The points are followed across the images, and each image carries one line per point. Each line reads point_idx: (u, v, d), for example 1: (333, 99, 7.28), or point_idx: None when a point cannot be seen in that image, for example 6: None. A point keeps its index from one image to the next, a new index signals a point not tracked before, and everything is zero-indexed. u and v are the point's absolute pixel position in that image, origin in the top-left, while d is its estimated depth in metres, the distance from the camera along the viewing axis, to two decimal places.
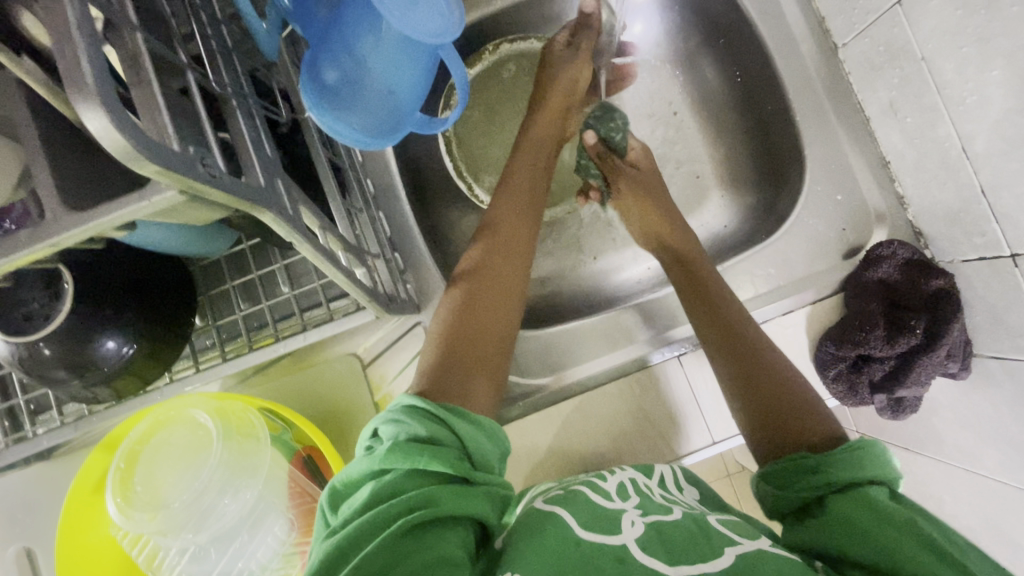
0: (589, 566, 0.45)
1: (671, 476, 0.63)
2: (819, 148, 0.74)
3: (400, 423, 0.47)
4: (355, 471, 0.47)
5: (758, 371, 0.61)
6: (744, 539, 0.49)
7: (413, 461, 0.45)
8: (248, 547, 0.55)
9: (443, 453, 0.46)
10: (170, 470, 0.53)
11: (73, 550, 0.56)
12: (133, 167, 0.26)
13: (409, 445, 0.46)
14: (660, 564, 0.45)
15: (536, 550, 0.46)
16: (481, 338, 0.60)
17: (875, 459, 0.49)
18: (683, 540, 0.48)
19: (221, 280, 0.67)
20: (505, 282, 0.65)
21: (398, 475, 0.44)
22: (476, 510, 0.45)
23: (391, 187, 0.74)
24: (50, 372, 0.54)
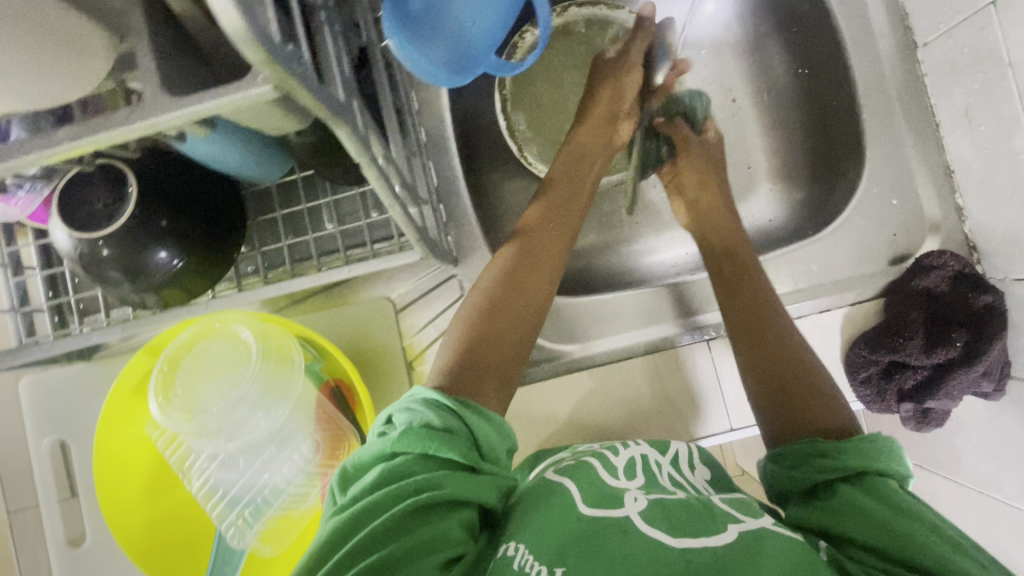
0: (592, 538, 0.45)
1: (686, 455, 0.64)
2: (881, 149, 0.72)
3: (415, 411, 0.49)
4: (366, 455, 0.48)
5: (786, 374, 0.59)
6: (747, 517, 0.49)
7: (423, 447, 0.46)
8: (275, 461, 0.57)
9: (454, 442, 0.47)
10: (209, 379, 0.55)
11: (110, 447, 0.59)
12: (242, 50, 0.26)
13: (423, 432, 0.47)
14: (664, 535, 0.46)
15: (541, 518, 0.48)
16: (499, 333, 0.59)
17: (887, 453, 0.49)
18: (685, 514, 0.49)
19: (270, 208, 0.68)
20: (542, 263, 0.64)
21: (408, 459, 0.46)
22: (479, 495, 0.47)
23: (443, 138, 0.74)
24: (105, 272, 0.56)
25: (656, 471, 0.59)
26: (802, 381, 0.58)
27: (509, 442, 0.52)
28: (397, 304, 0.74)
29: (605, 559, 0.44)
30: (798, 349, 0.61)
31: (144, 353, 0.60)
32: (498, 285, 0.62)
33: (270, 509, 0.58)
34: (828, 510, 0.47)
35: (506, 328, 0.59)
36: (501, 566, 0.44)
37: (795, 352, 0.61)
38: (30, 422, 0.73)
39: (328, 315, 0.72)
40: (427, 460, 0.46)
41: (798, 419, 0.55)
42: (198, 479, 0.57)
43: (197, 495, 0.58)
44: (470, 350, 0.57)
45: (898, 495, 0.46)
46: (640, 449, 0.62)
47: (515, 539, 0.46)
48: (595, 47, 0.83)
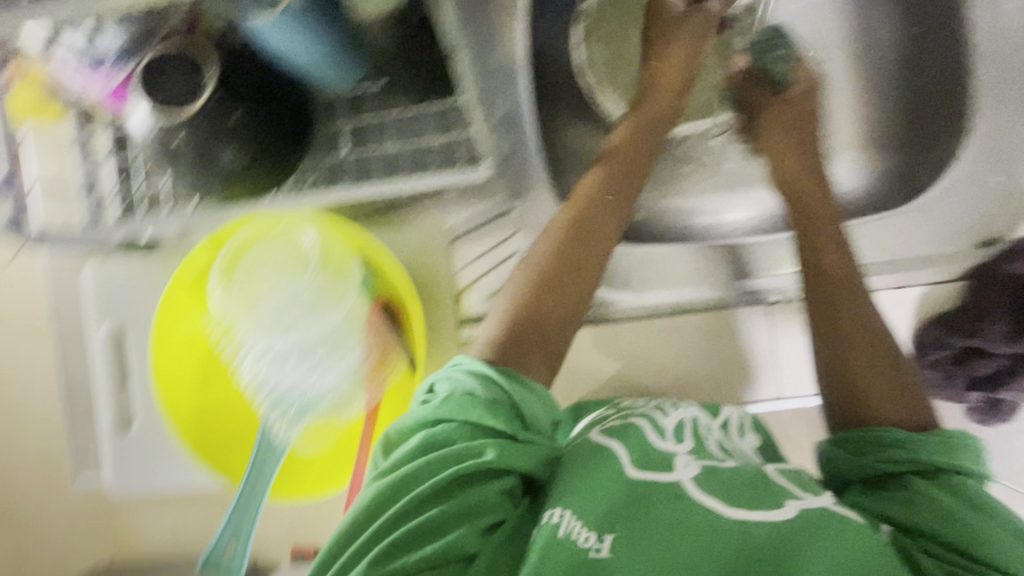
0: (642, 504, 0.45)
1: (736, 420, 0.62)
2: (989, 120, 0.65)
3: (456, 379, 0.48)
4: (409, 421, 0.48)
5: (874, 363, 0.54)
6: (805, 494, 0.48)
7: (465, 415, 0.46)
8: (323, 365, 0.58)
9: (496, 410, 0.46)
10: (270, 274, 0.57)
11: (165, 336, 0.60)
12: None
13: (465, 400, 0.47)
14: (721, 507, 0.45)
15: (588, 488, 0.45)
16: (546, 306, 0.57)
17: (967, 451, 0.47)
18: (738, 484, 0.48)
19: (335, 117, 0.67)
20: (599, 231, 0.61)
21: (450, 429, 0.45)
22: (522, 464, 0.45)
23: (514, 66, 0.71)
24: (179, 154, 0.58)
25: (705, 434, 0.56)
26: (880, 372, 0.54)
27: (554, 412, 0.51)
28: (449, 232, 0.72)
29: (655, 526, 0.44)
30: (879, 330, 0.57)
31: (207, 246, 0.60)
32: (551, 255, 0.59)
33: (313, 413, 0.59)
34: (899, 498, 0.46)
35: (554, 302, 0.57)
36: (548, 536, 0.43)
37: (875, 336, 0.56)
38: (91, 307, 0.76)
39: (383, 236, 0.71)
40: (470, 428, 0.45)
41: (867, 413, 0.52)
42: (247, 373, 0.58)
43: (245, 389, 0.59)
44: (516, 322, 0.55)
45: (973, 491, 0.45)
46: (688, 412, 0.59)
47: (559, 503, 0.45)
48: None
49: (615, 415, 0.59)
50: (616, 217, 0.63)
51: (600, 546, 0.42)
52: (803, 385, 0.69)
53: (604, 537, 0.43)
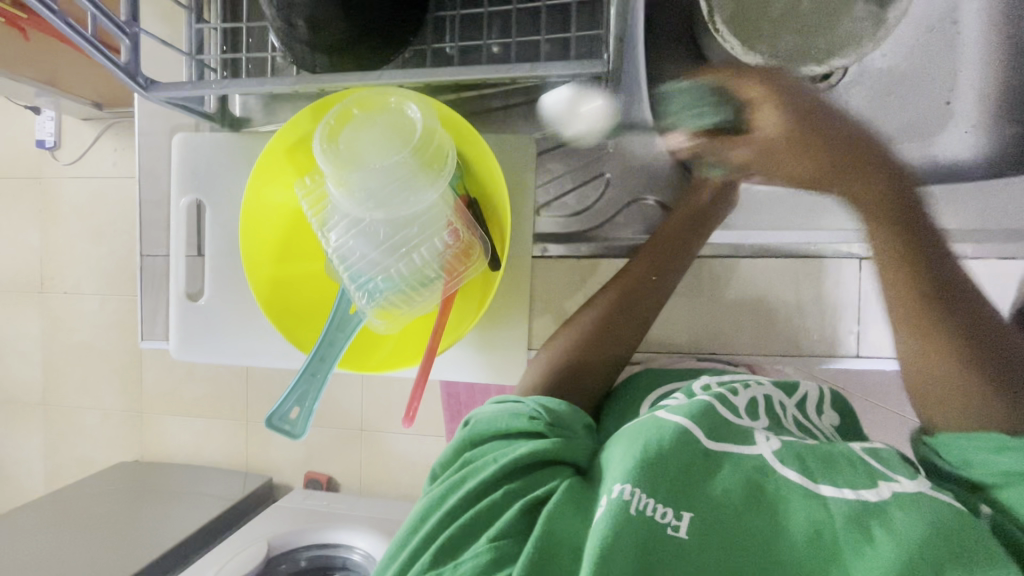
0: (713, 472, 0.45)
1: (812, 401, 0.61)
2: None
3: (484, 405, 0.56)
4: (449, 451, 0.54)
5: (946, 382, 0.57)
6: (900, 476, 0.46)
7: (498, 427, 0.52)
8: (413, 242, 0.57)
9: (522, 418, 0.52)
10: (372, 144, 0.56)
11: (258, 198, 0.61)
12: None
13: (496, 416, 0.53)
14: (795, 479, 0.45)
15: (648, 462, 0.44)
16: (593, 360, 0.65)
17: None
18: (819, 459, 0.47)
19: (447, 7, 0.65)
20: (647, 295, 0.67)
21: (491, 443, 0.52)
22: (563, 455, 0.49)
23: None
24: (294, 19, 0.56)
25: (780, 414, 0.57)
26: (999, 393, 0.54)
27: (585, 418, 0.55)
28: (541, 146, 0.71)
29: (726, 499, 0.43)
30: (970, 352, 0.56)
31: (309, 112, 0.60)
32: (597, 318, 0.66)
33: (391, 296, 0.58)
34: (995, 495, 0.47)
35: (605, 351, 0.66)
36: (618, 509, 0.41)
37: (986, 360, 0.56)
38: (176, 177, 0.77)
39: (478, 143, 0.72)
40: (510, 437, 0.51)
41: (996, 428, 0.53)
42: (335, 242, 0.58)
43: (331, 258, 0.59)
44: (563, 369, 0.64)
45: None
46: (762, 389, 0.58)
47: (627, 478, 0.43)
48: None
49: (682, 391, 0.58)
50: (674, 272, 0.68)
51: (678, 524, 0.41)
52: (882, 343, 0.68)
53: (682, 515, 0.42)
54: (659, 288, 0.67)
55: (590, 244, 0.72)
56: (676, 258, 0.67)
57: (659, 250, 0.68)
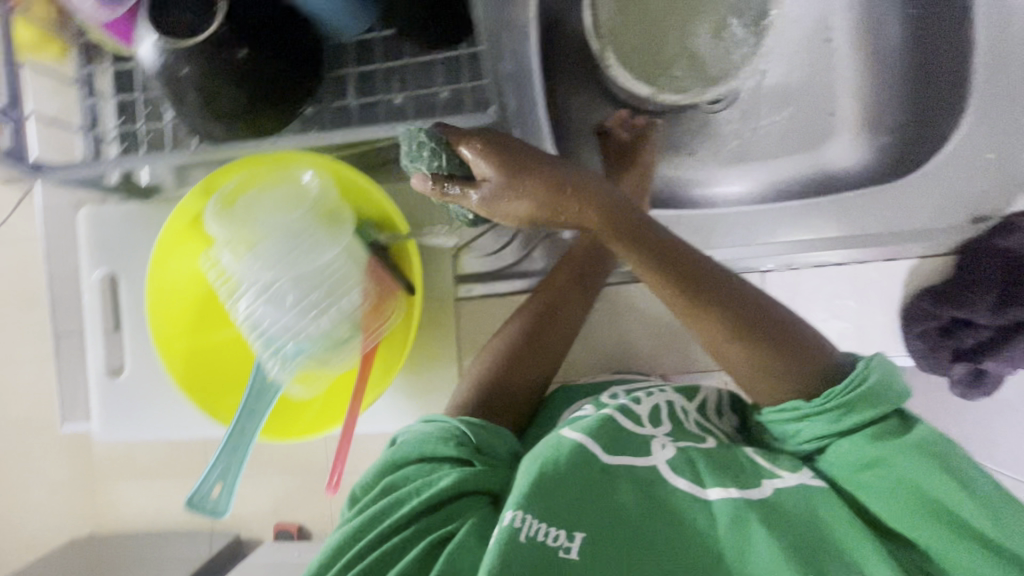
0: (611, 494, 0.46)
1: (713, 402, 0.63)
2: (986, 99, 0.67)
3: (410, 429, 0.54)
4: (370, 473, 0.52)
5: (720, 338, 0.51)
6: (783, 470, 0.50)
7: (421, 453, 0.51)
8: (319, 307, 0.56)
9: (447, 442, 0.51)
10: (270, 213, 0.57)
11: (162, 274, 0.61)
12: None
13: (421, 440, 0.52)
14: (687, 483, 0.48)
15: (552, 485, 0.45)
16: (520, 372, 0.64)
17: (864, 401, 0.48)
18: (720, 464, 0.50)
19: (343, 65, 0.67)
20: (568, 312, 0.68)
21: (415, 467, 0.50)
22: (482, 480, 0.48)
23: (524, 24, 0.71)
24: (183, 93, 0.56)
25: (682, 417, 0.57)
26: (751, 340, 0.51)
27: (510, 443, 0.55)
28: None
29: (621, 513, 0.45)
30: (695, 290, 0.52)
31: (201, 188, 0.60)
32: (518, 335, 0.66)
33: (305, 358, 0.58)
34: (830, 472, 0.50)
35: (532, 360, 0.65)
36: (509, 537, 0.42)
37: (711, 292, 0.52)
38: (85, 252, 0.75)
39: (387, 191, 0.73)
40: (433, 464, 0.50)
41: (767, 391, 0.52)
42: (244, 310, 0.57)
43: (240, 326, 0.58)
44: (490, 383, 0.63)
45: (875, 430, 0.48)
46: (665, 396, 0.59)
47: (520, 503, 0.43)
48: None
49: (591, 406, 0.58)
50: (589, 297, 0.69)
51: (570, 546, 0.43)
52: None
53: (575, 536, 0.43)
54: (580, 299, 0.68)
55: (511, 280, 0.73)
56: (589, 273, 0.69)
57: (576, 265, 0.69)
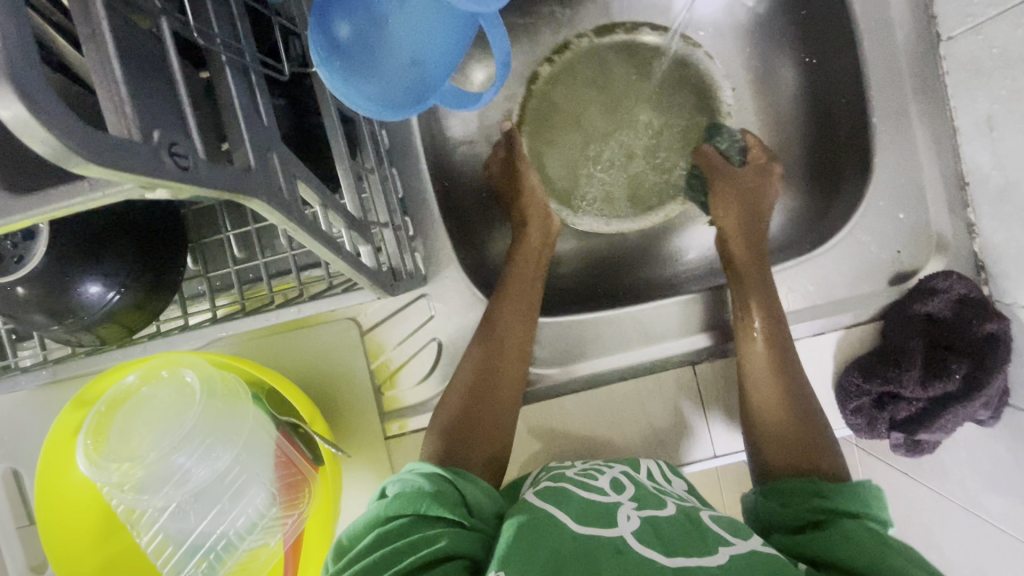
0: (586, 560, 0.39)
1: (658, 471, 0.55)
2: (892, 156, 0.65)
3: (405, 479, 0.48)
4: (361, 520, 0.46)
5: (784, 415, 0.57)
6: (736, 538, 0.43)
7: (416, 507, 0.45)
8: (229, 513, 0.53)
9: (444, 498, 0.46)
10: (150, 426, 0.51)
11: (50, 494, 0.55)
12: (75, 170, 0.20)
13: (416, 494, 0.46)
14: (656, 555, 0.40)
15: (528, 541, 0.40)
16: (481, 413, 0.58)
17: (877, 501, 0.47)
18: (679, 537, 0.42)
19: (216, 226, 0.62)
20: (512, 343, 0.62)
21: (410, 518, 0.44)
22: (461, 548, 0.42)
23: (408, 142, 0.67)
24: (26, 314, 0.50)
25: (641, 483, 0.51)
26: (800, 420, 0.57)
27: (495, 506, 0.49)
28: (362, 325, 0.67)
29: None
30: (793, 381, 0.59)
31: (72, 406, 0.55)
32: (478, 362, 0.61)
33: (225, 565, 0.54)
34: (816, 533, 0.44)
35: (493, 405, 0.59)
36: None
37: (795, 377, 0.59)
38: None
39: (286, 341, 0.67)
40: (424, 520, 0.44)
41: (804, 447, 0.55)
42: (147, 532, 0.53)
43: (147, 549, 0.53)
44: (450, 430, 0.57)
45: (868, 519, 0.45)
46: (617, 469, 0.54)
47: (502, 563, 0.39)
48: (614, 65, 0.78)
49: (546, 478, 0.53)
50: (514, 367, 0.62)
51: None
52: (737, 440, 0.65)
53: None
54: (522, 337, 0.63)
55: None
56: (528, 307, 0.64)
57: (516, 303, 0.64)
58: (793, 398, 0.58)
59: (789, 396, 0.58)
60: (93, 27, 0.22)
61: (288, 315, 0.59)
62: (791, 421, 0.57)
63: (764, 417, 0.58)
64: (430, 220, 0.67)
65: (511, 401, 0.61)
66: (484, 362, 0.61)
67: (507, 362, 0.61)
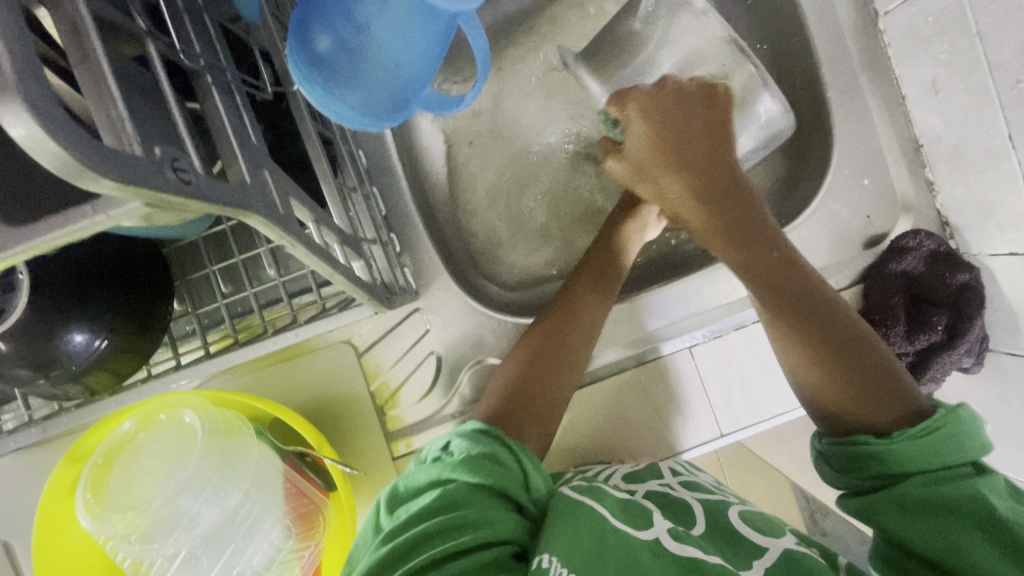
0: (626, 560, 0.39)
1: (681, 467, 0.55)
2: (850, 127, 0.68)
3: (471, 442, 0.46)
4: (421, 476, 0.45)
5: (817, 367, 0.51)
6: (769, 541, 0.42)
7: (475, 477, 0.43)
8: (243, 553, 0.51)
9: (502, 473, 0.44)
10: (152, 470, 0.49)
11: (48, 557, 0.53)
12: (84, 186, 0.20)
13: (477, 463, 0.44)
14: (697, 551, 0.40)
15: (571, 534, 0.40)
16: (535, 390, 0.57)
17: (960, 437, 0.43)
18: (711, 542, 0.42)
19: (200, 263, 0.61)
20: (581, 324, 0.61)
21: (463, 486, 0.43)
22: (505, 532, 0.41)
23: (387, 160, 0.67)
24: (9, 371, 0.48)
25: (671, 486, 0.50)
26: (838, 369, 0.49)
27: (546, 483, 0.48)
28: (358, 347, 0.67)
29: None
30: (812, 325, 0.52)
31: (66, 461, 0.53)
32: (535, 346, 0.60)
33: None
34: (887, 506, 0.43)
35: (546, 382, 0.58)
36: None
37: (822, 321, 0.52)
38: None
39: (286, 371, 0.66)
40: (479, 492, 0.43)
41: (844, 398, 0.49)
42: None
43: None
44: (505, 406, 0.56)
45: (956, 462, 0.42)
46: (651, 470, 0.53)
47: (545, 548, 0.40)
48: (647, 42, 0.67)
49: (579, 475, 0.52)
50: (563, 353, 0.59)
51: None
52: (740, 416, 0.66)
53: None
54: (592, 322, 0.61)
55: (446, 423, 0.66)
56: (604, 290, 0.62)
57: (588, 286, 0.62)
58: (831, 342, 0.51)
59: (813, 347, 0.51)
60: (85, 49, 0.22)
61: (285, 341, 0.58)
62: (826, 371, 0.50)
63: (794, 371, 0.52)
64: (418, 233, 0.67)
65: (562, 380, 0.59)
66: (537, 342, 0.60)
67: (559, 343, 0.59)
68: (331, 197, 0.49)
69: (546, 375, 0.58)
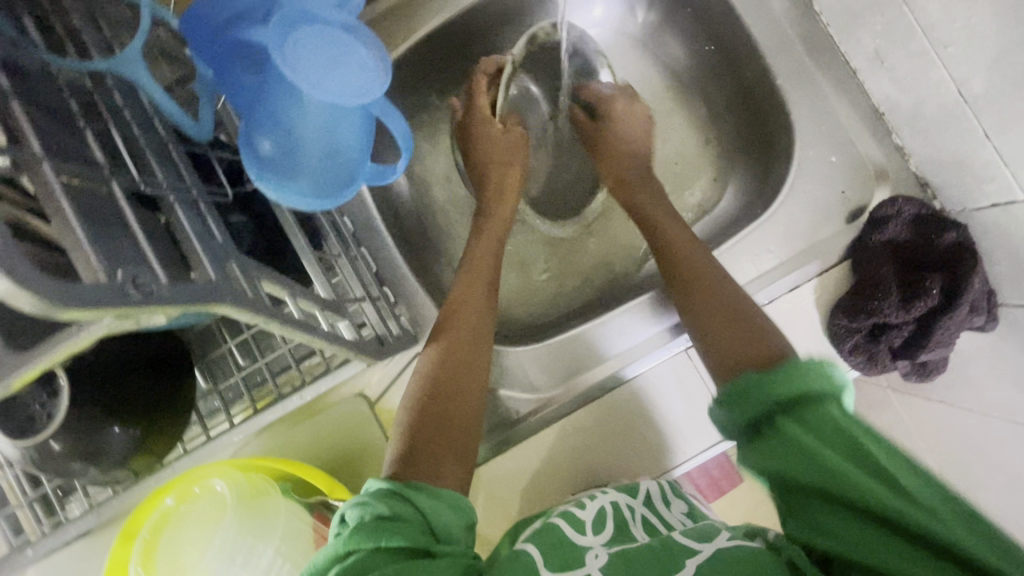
0: None
1: (659, 493, 0.53)
2: (808, 109, 0.69)
3: (363, 503, 0.41)
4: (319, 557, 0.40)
5: (716, 321, 0.56)
6: (701, 545, 0.42)
7: (376, 540, 0.39)
8: None
9: (407, 527, 0.40)
10: (191, 539, 0.54)
11: None
12: (60, 315, 0.25)
13: (374, 524, 0.40)
14: None
15: None
16: (447, 389, 0.55)
17: (819, 373, 0.44)
18: (647, 561, 0.42)
19: (217, 342, 0.67)
20: (467, 336, 0.59)
21: (365, 555, 0.38)
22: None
23: (370, 221, 0.72)
24: (65, 466, 0.54)
25: (631, 517, 0.48)
26: (735, 318, 0.55)
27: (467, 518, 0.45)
28: (370, 397, 0.71)
29: None
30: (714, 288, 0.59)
31: (122, 539, 0.59)
32: (440, 354, 0.58)
33: None
34: (778, 449, 0.42)
35: (459, 380, 0.56)
36: None
37: (721, 284, 0.59)
38: None
39: (307, 429, 0.70)
40: (383, 554, 0.38)
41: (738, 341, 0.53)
42: None
43: None
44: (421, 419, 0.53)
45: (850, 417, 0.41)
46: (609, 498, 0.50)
47: None
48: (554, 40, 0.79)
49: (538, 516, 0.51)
50: (468, 354, 0.58)
51: None
52: None
53: None
54: (479, 326, 0.61)
55: None
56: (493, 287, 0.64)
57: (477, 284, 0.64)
58: (729, 297, 0.57)
59: (711, 305, 0.57)
60: (57, 205, 0.28)
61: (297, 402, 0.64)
62: (724, 320, 0.55)
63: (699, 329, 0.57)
64: (407, 282, 0.71)
65: (474, 372, 0.58)
66: (444, 346, 0.58)
67: (456, 335, 0.59)
68: (312, 267, 0.53)
69: (459, 371, 0.57)
